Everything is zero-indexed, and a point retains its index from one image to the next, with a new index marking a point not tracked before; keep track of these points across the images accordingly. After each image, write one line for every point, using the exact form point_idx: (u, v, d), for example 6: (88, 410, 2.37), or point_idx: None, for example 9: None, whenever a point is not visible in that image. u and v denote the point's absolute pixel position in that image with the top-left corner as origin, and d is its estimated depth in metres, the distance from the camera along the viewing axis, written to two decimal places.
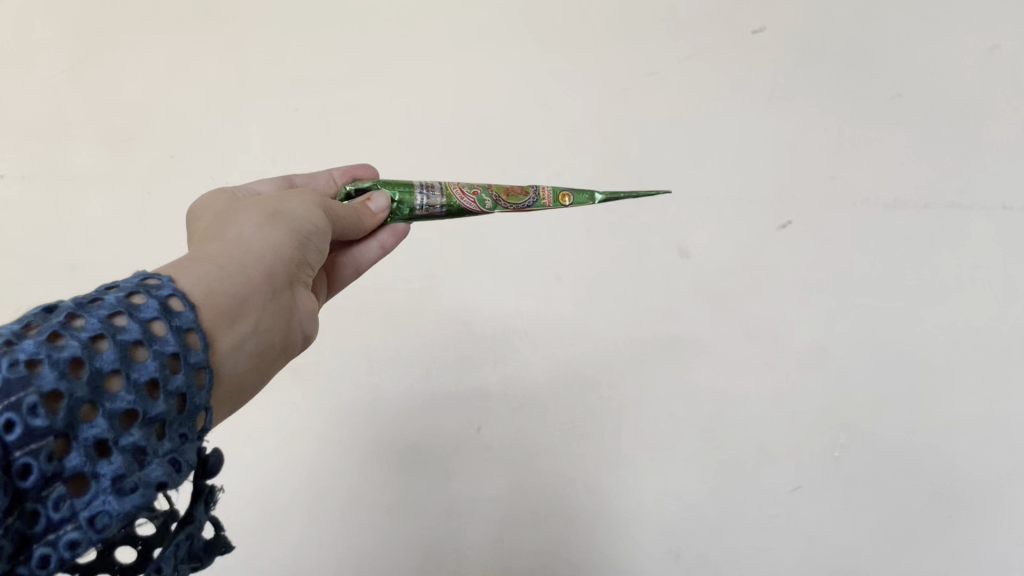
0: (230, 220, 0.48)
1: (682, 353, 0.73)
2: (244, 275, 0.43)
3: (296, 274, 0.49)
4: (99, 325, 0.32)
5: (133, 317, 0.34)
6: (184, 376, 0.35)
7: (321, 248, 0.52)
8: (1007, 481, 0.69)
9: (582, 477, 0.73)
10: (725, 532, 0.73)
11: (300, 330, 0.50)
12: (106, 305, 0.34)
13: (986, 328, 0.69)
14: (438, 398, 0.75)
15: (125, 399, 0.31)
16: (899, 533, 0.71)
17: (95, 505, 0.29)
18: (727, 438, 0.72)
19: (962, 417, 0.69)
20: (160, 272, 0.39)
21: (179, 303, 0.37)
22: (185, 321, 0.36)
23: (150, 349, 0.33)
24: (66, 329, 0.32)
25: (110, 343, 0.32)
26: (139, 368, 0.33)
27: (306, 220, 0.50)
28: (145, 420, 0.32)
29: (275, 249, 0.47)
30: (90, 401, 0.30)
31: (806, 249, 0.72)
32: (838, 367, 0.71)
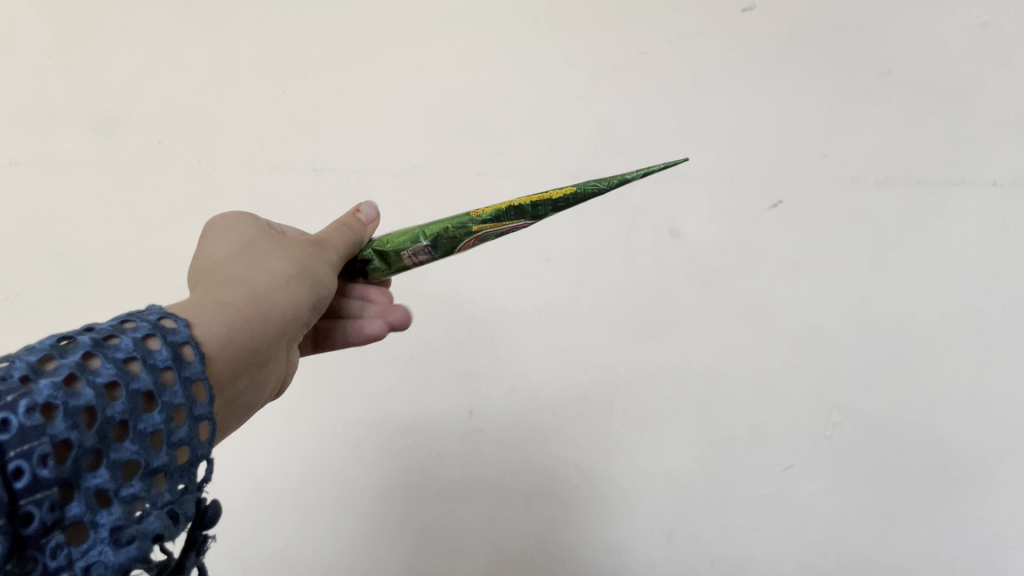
0: (252, 265, 0.47)
1: (674, 331, 0.72)
2: (252, 329, 0.43)
3: (298, 329, 0.49)
4: (115, 371, 0.31)
5: (146, 364, 0.33)
6: (190, 428, 0.34)
7: (325, 305, 0.52)
8: (996, 458, 0.69)
9: (575, 459, 0.73)
10: (717, 512, 0.71)
11: (279, 381, 0.50)
12: (122, 346, 0.32)
13: (977, 304, 0.70)
14: (430, 383, 0.75)
15: (129, 449, 0.30)
16: (890, 510, 0.70)
17: (91, 555, 0.27)
18: (717, 418, 0.71)
19: (952, 392, 0.69)
20: (178, 315, 0.38)
21: (190, 351, 0.36)
22: (194, 372, 0.35)
23: (159, 401, 0.32)
24: (82, 370, 0.30)
25: (123, 392, 0.31)
26: (146, 419, 0.31)
27: (323, 279, 0.51)
28: (146, 472, 0.31)
29: (292, 306, 0.47)
30: (98, 450, 0.29)
31: (797, 227, 0.71)
32: (829, 344, 0.70)
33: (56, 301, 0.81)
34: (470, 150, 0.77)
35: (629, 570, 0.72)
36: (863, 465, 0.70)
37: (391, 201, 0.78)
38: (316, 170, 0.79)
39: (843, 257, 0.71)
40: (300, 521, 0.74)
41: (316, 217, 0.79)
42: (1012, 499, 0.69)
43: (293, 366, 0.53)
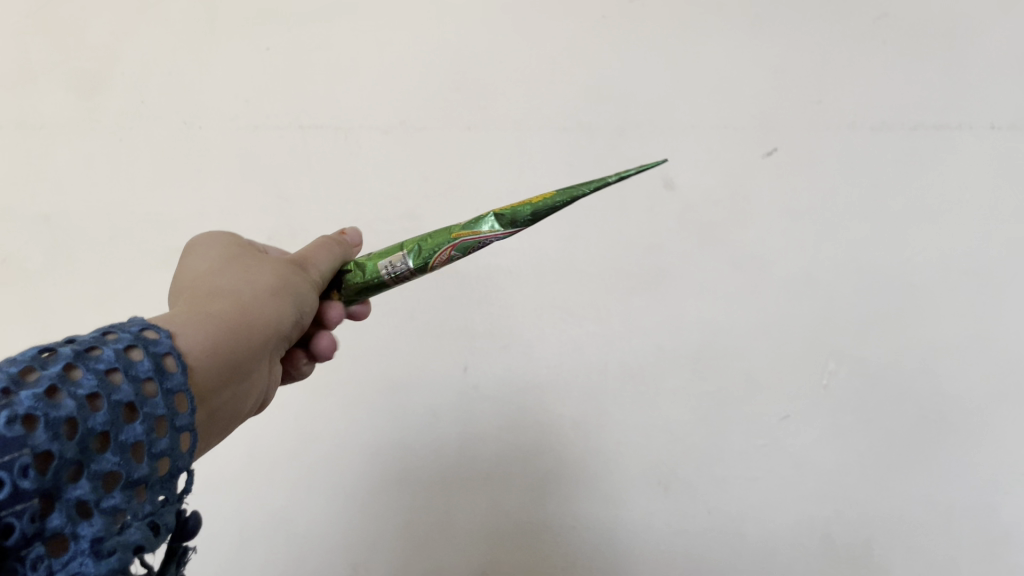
0: (237, 280, 0.47)
1: (669, 283, 0.71)
2: (241, 342, 0.43)
3: (281, 345, 0.49)
4: (96, 382, 0.30)
5: (129, 375, 0.32)
6: (171, 440, 0.33)
7: (306, 324, 0.53)
8: (994, 404, 0.67)
9: (571, 412, 0.72)
10: (714, 463, 0.70)
11: (261, 398, 0.50)
12: (105, 357, 0.32)
13: (974, 249, 0.68)
14: (424, 340, 0.74)
15: (110, 461, 0.30)
16: (888, 457, 0.68)
17: (72, 566, 0.27)
18: (715, 369, 0.70)
19: (947, 336, 0.68)
20: (162, 326, 0.38)
21: (172, 362, 0.35)
22: (175, 383, 0.35)
23: (141, 412, 0.32)
24: (63, 381, 0.29)
25: (104, 403, 0.30)
26: (128, 430, 0.31)
27: (305, 297, 0.51)
28: (128, 483, 0.30)
29: (275, 318, 0.47)
30: (78, 462, 0.29)
31: (791, 176, 0.70)
32: (825, 293, 0.69)
33: (41, 267, 0.81)
34: (459, 106, 0.75)
35: (628, 522, 0.71)
36: (861, 413, 0.68)
37: (378, 155, 0.77)
38: (303, 128, 0.78)
39: (839, 204, 0.69)
40: (296, 479, 0.74)
41: (302, 175, 0.78)
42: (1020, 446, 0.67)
43: (274, 387, 0.53)
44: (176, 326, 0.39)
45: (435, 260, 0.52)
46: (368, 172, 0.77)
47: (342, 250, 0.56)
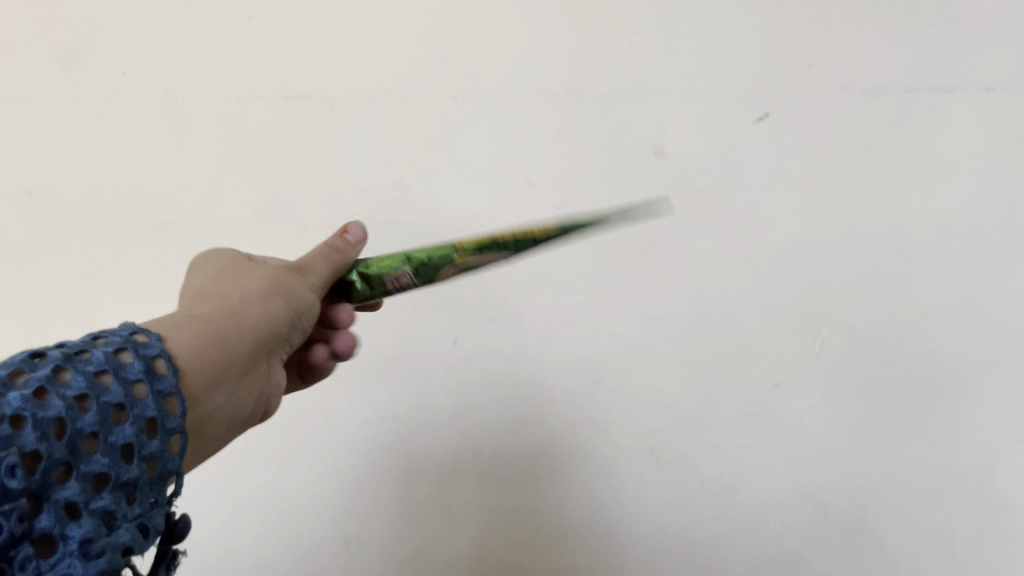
0: (229, 286, 0.48)
1: (659, 251, 0.70)
2: (231, 345, 0.44)
3: (279, 347, 0.50)
4: (85, 383, 0.32)
5: (119, 377, 0.34)
6: (162, 441, 0.35)
7: (309, 324, 0.53)
8: (987, 369, 0.67)
9: (562, 382, 0.72)
10: (707, 431, 0.70)
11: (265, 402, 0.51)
12: (93, 360, 0.34)
13: (967, 214, 0.67)
14: (416, 315, 0.73)
15: (100, 462, 0.32)
16: (880, 423, 0.68)
17: (60, 567, 0.29)
18: (706, 337, 0.70)
19: (937, 303, 0.67)
20: (148, 329, 0.39)
21: (163, 364, 0.37)
22: (166, 385, 0.36)
23: (130, 413, 0.33)
24: (52, 383, 0.32)
25: (92, 405, 0.32)
26: (117, 432, 0.33)
27: (304, 295, 0.51)
28: (118, 485, 0.32)
29: (267, 320, 0.48)
30: (67, 463, 0.30)
31: (783, 140, 0.68)
32: (818, 258, 0.68)
33: (25, 245, 0.82)
34: (446, 74, 0.74)
35: (623, 490, 0.71)
36: (853, 379, 0.68)
37: (365, 125, 0.76)
38: (287, 98, 0.77)
39: (833, 168, 0.68)
40: (289, 452, 0.75)
41: (288, 147, 0.78)
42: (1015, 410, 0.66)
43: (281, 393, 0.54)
44: (161, 331, 0.40)
45: (440, 278, 0.51)
46: (355, 144, 0.76)
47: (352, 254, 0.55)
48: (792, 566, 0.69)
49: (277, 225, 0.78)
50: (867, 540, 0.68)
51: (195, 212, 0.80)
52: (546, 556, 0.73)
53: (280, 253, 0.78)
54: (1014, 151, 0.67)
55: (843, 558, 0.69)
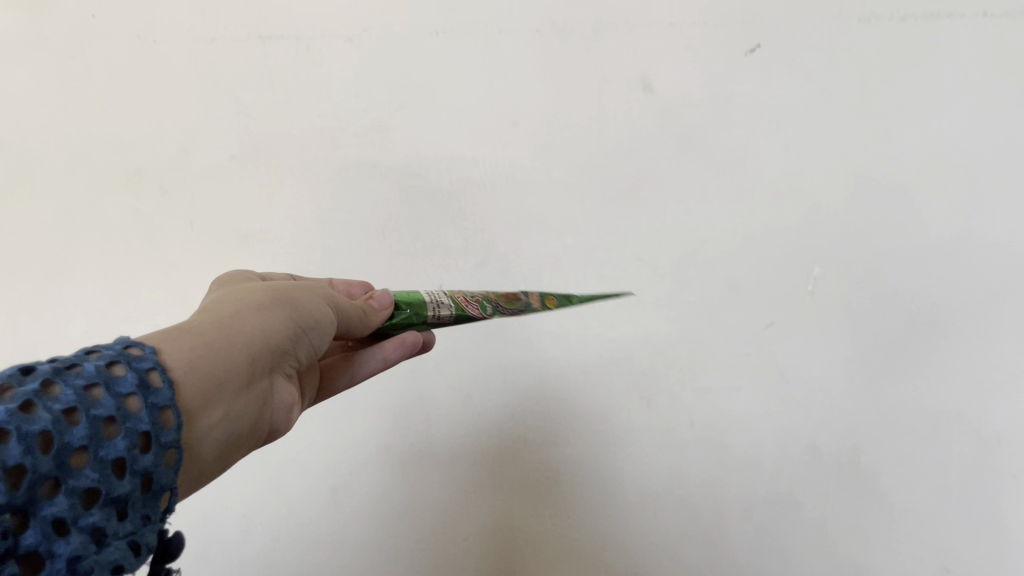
0: (228, 301, 0.48)
1: (646, 189, 0.68)
2: (225, 362, 0.43)
3: (279, 363, 0.49)
4: (74, 396, 0.32)
5: (110, 390, 0.34)
6: (154, 456, 0.35)
7: (318, 343, 0.52)
8: (988, 304, 0.64)
9: (550, 326, 0.71)
10: (698, 373, 0.68)
11: (268, 422, 0.49)
12: (84, 372, 0.34)
13: (964, 145, 0.64)
14: (402, 261, 0.73)
15: (89, 477, 0.31)
16: (876, 362, 0.65)
17: None
18: (697, 277, 0.68)
19: (932, 239, 0.64)
20: (144, 341, 0.39)
21: (158, 377, 0.37)
22: (162, 398, 0.36)
23: (122, 427, 0.33)
24: (40, 396, 0.31)
25: (82, 417, 0.32)
26: (108, 446, 0.32)
27: (311, 312, 0.51)
28: (108, 500, 0.32)
29: (266, 335, 0.47)
30: (55, 478, 0.30)
31: (774, 72, 0.66)
32: (810, 193, 0.66)
33: None
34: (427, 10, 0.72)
35: (611, 434, 0.70)
36: (846, 316, 0.66)
37: (345, 64, 0.74)
38: (262, 40, 0.75)
39: (825, 101, 0.66)
40: None
41: (265, 90, 0.75)
42: (1016, 346, 0.63)
43: (290, 416, 0.53)
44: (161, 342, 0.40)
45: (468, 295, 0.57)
46: (333, 85, 0.74)
47: (372, 319, 0.54)
48: (784, 510, 0.67)
49: (256, 170, 0.76)
50: (862, 483, 0.66)
51: (169, 160, 0.78)
52: (540, 501, 0.72)
53: (258, 201, 0.76)
54: (1013, 75, 0.64)
55: (838, 502, 0.66)
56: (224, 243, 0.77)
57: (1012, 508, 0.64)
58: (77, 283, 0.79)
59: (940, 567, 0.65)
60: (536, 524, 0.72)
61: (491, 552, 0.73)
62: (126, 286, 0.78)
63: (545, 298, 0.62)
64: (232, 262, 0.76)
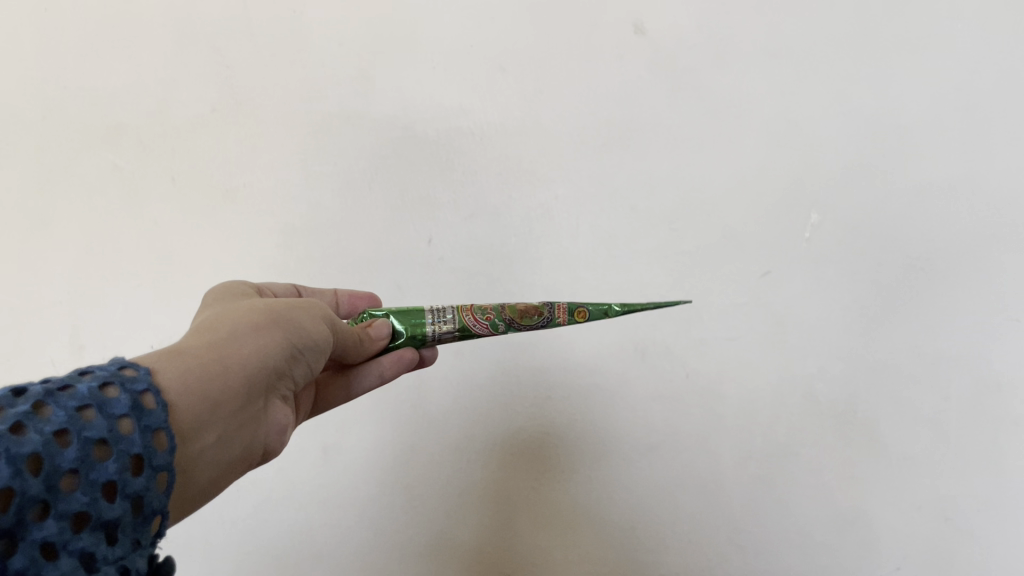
0: (226, 320, 0.47)
1: (640, 136, 0.67)
2: (219, 384, 0.42)
3: (274, 383, 0.48)
4: (66, 418, 0.31)
5: (102, 412, 0.33)
6: (147, 479, 0.34)
7: (312, 364, 0.52)
8: (991, 247, 0.61)
9: (542, 281, 0.70)
10: (694, 325, 0.67)
11: (263, 445, 0.49)
12: (76, 394, 0.33)
13: (968, 85, 0.61)
14: (390, 215, 0.72)
15: (79, 500, 0.30)
16: (875, 309, 0.64)
17: None
18: (691, 226, 0.66)
19: (931, 182, 0.62)
20: (137, 364, 0.38)
21: (151, 400, 0.36)
22: (155, 420, 0.35)
23: (114, 449, 0.32)
24: (31, 418, 0.30)
25: (73, 439, 0.31)
26: (100, 469, 0.31)
27: (309, 330, 0.50)
28: (98, 524, 0.30)
29: (261, 356, 0.46)
30: (44, 501, 0.29)
31: (771, 11, 0.64)
32: (807, 137, 0.64)
33: None
34: None
35: (604, 388, 0.70)
36: (845, 265, 0.64)
37: (330, 11, 0.71)
38: None
39: (823, 41, 0.63)
40: None
41: (247, 40, 0.73)
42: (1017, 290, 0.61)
43: (285, 438, 0.52)
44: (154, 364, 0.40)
45: (476, 308, 0.58)
46: (317, 33, 0.72)
47: (370, 343, 0.56)
48: (781, 461, 0.66)
49: (237, 123, 0.74)
50: (860, 432, 0.65)
51: (147, 114, 0.76)
52: (536, 460, 0.72)
53: (241, 154, 0.74)
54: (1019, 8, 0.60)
55: (836, 450, 0.65)
56: (206, 197, 0.75)
57: (1012, 456, 0.63)
58: (57, 241, 0.77)
59: (940, 516, 0.64)
60: (533, 480, 0.72)
61: (486, 507, 0.74)
62: (107, 243, 0.77)
63: (574, 309, 0.59)
64: (215, 217, 0.75)
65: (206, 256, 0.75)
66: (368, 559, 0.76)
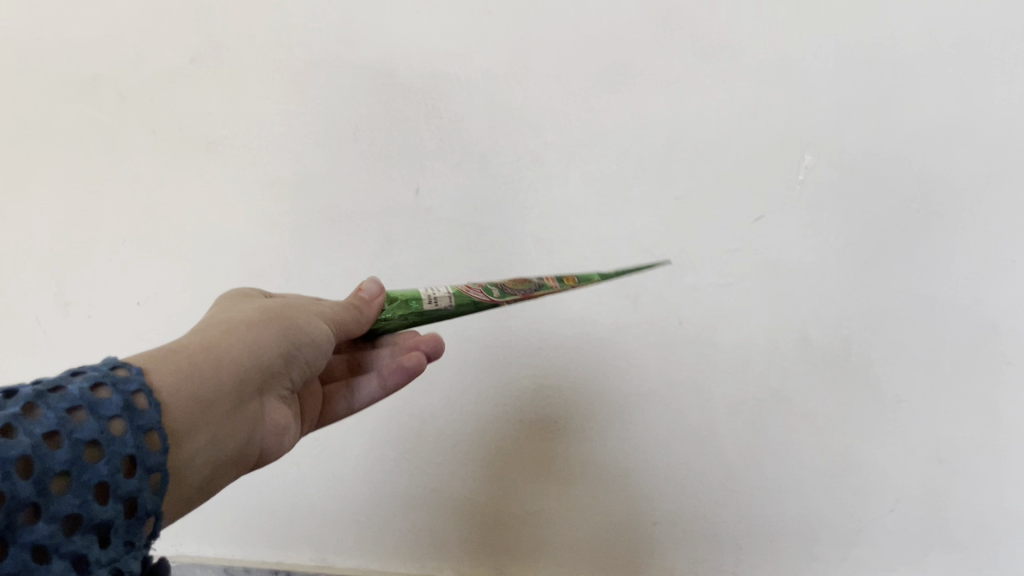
0: (225, 320, 0.47)
1: (631, 79, 0.64)
2: (213, 384, 0.42)
3: (269, 381, 0.48)
4: (56, 420, 0.31)
5: (94, 413, 0.33)
6: (141, 479, 0.34)
7: (313, 364, 0.51)
8: (985, 186, 0.60)
9: (532, 230, 0.69)
10: (685, 272, 0.66)
11: (259, 445, 0.48)
12: (68, 395, 0.32)
13: (969, 16, 0.58)
14: (376, 164, 0.71)
15: (70, 503, 0.30)
16: (869, 251, 0.63)
17: None
18: (682, 171, 0.65)
19: (926, 122, 0.60)
20: (131, 363, 0.38)
21: (144, 399, 0.36)
22: (149, 420, 0.35)
23: (106, 450, 0.32)
24: (20, 420, 0.30)
25: (64, 441, 0.31)
26: (91, 471, 0.31)
27: (307, 330, 0.50)
28: (90, 526, 0.31)
29: (256, 354, 0.46)
30: (35, 504, 0.29)
31: None
32: (801, 77, 0.62)
33: None
34: None
35: (596, 336, 0.69)
36: (839, 207, 0.63)
37: None
38: None
39: None
40: None
41: None
42: (1015, 230, 0.60)
43: (284, 441, 0.52)
44: (147, 363, 0.39)
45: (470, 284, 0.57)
46: None
47: (369, 312, 0.53)
48: (774, 407, 0.67)
49: (215, 72, 0.72)
50: (853, 375, 0.65)
51: (122, 65, 0.74)
52: (531, 408, 0.72)
53: (221, 104, 0.73)
54: None
55: (830, 395, 0.66)
56: (188, 149, 0.74)
57: (1005, 397, 0.63)
58: (41, 195, 0.78)
59: (933, 458, 0.65)
60: (525, 429, 0.73)
61: (480, 455, 0.74)
62: (92, 198, 0.77)
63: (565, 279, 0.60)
64: (200, 170, 0.74)
65: (191, 209, 0.75)
66: (370, 511, 0.79)
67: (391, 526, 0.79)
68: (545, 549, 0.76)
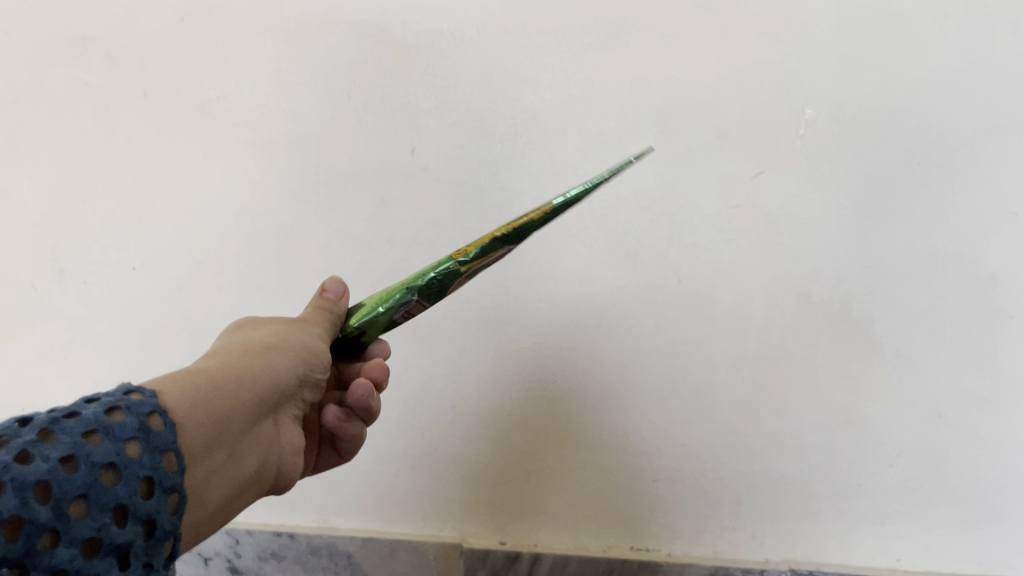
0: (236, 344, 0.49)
1: (629, 33, 0.64)
2: (231, 404, 0.44)
3: (279, 399, 0.50)
4: (72, 444, 0.32)
5: (109, 436, 0.34)
6: (158, 501, 0.35)
7: (319, 381, 0.54)
8: (986, 138, 0.60)
9: (528, 189, 0.68)
10: (685, 230, 0.66)
11: (272, 464, 0.50)
12: (83, 420, 0.34)
13: None
14: (371, 124, 0.70)
15: (90, 526, 0.31)
16: (870, 206, 0.62)
17: None
18: (681, 127, 0.64)
19: (927, 73, 0.60)
20: (147, 387, 0.40)
21: (158, 421, 0.37)
22: (164, 442, 0.37)
23: (123, 473, 0.33)
24: (36, 446, 0.32)
25: (81, 464, 0.32)
26: (110, 493, 0.33)
27: (311, 347, 0.52)
28: (109, 549, 0.32)
29: (267, 373, 0.48)
30: (54, 529, 0.30)
31: None
32: (800, 30, 0.61)
33: None
34: None
35: (596, 298, 0.69)
36: (840, 162, 0.62)
37: None
38: None
39: None
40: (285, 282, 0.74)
41: None
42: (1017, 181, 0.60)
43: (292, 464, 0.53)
44: (168, 384, 0.41)
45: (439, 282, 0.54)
46: None
47: (338, 307, 0.55)
48: (775, 363, 0.67)
49: (207, 32, 0.71)
50: (855, 331, 0.65)
51: (113, 28, 0.73)
52: (532, 369, 0.72)
53: (214, 66, 0.72)
54: None
55: (831, 352, 0.65)
56: (180, 112, 0.73)
57: (1005, 349, 0.63)
58: (33, 161, 0.77)
59: (934, 412, 0.65)
60: (525, 390, 0.72)
61: (481, 417, 0.74)
62: (83, 163, 0.76)
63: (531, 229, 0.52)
64: (192, 134, 0.73)
65: (183, 173, 0.74)
66: (374, 472, 0.79)
67: (396, 489, 0.79)
68: (547, 508, 0.75)
